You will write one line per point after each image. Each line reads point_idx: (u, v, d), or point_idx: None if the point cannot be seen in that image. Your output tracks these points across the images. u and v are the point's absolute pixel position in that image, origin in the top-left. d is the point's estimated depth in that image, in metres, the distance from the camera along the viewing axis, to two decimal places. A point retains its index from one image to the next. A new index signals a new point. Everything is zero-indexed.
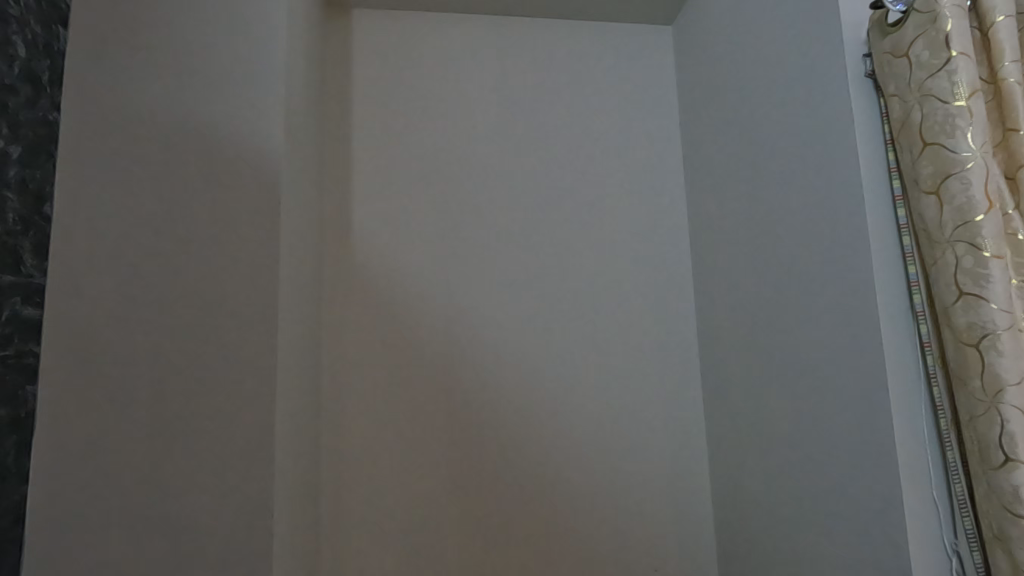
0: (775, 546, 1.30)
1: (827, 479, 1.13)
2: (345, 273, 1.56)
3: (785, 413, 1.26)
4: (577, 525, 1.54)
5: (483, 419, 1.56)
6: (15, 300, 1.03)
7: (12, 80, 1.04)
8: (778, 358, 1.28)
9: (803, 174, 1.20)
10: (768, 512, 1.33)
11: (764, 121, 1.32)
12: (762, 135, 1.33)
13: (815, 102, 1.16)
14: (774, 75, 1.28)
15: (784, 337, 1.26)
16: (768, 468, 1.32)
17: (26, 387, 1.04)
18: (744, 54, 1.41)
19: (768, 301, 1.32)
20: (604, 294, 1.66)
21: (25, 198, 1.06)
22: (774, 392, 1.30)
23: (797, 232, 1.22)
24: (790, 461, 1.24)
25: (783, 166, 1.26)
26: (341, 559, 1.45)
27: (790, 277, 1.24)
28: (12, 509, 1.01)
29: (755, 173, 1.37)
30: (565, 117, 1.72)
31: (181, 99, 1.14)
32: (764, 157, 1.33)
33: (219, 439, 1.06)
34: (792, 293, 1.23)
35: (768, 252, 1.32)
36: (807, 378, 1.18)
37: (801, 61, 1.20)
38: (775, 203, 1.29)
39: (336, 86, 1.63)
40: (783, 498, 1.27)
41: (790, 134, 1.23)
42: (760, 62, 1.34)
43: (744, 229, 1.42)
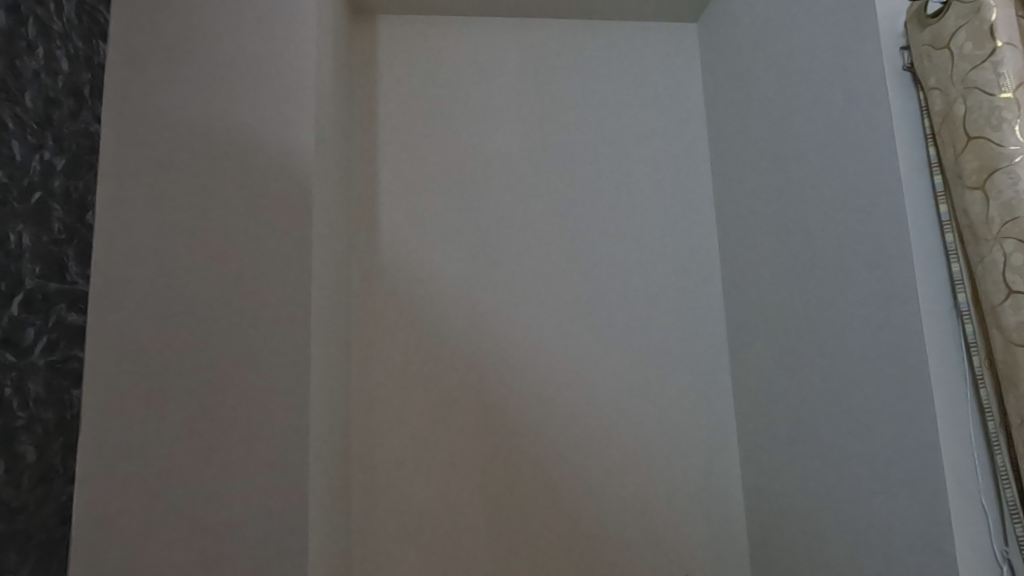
0: (813, 553, 1.27)
1: (867, 484, 1.10)
2: (374, 276, 1.58)
3: (822, 416, 1.23)
4: (608, 527, 1.53)
5: (512, 423, 1.56)
6: (61, 306, 1.06)
7: (56, 94, 1.08)
8: (813, 361, 1.26)
9: (838, 171, 1.17)
10: (805, 517, 1.30)
11: (796, 118, 1.30)
12: (794, 132, 1.31)
13: (848, 98, 1.13)
14: (806, 71, 1.26)
15: (819, 338, 1.24)
16: (805, 473, 1.30)
17: (71, 390, 1.07)
18: (773, 51, 1.38)
19: (802, 302, 1.29)
20: (631, 297, 1.64)
21: (69, 208, 1.09)
22: (810, 395, 1.27)
23: (831, 230, 1.19)
24: (827, 466, 1.21)
25: (816, 163, 1.24)
26: (372, 559, 1.47)
27: (825, 277, 1.21)
28: (59, 510, 1.04)
29: (787, 172, 1.34)
30: (590, 119, 1.71)
31: (216, 109, 1.17)
32: (796, 155, 1.30)
33: (256, 442, 1.08)
34: (828, 293, 1.20)
35: (801, 252, 1.29)
36: (845, 381, 1.16)
37: (835, 56, 1.17)
38: (809, 202, 1.26)
39: (362, 92, 1.65)
40: (820, 504, 1.24)
41: (824, 131, 1.21)
42: (791, 58, 1.31)
43: (776, 229, 1.39)
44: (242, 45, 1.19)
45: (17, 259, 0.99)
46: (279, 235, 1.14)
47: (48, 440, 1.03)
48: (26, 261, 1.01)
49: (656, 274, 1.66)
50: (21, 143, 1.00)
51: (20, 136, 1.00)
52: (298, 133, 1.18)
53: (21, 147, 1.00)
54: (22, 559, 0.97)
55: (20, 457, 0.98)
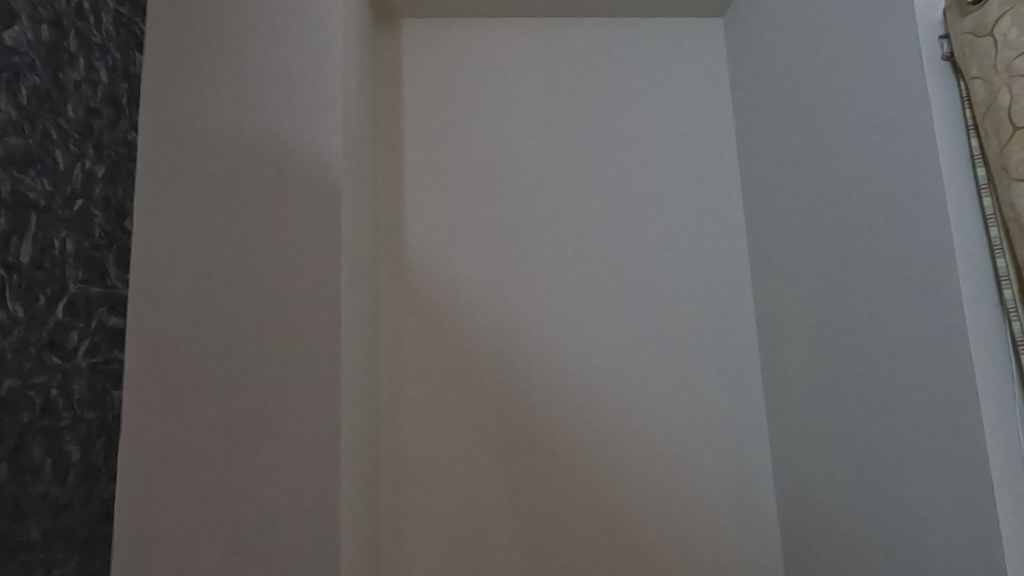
0: (850, 559, 1.24)
1: (907, 488, 1.07)
2: (400, 278, 1.59)
3: (858, 417, 1.20)
4: (636, 529, 1.52)
5: (538, 425, 1.55)
6: (102, 309, 1.10)
7: (96, 104, 1.11)
8: (849, 360, 1.22)
9: (874, 164, 1.14)
10: (841, 522, 1.27)
11: (829, 112, 1.27)
12: (827, 125, 1.28)
13: (884, 90, 1.10)
14: (839, 63, 1.23)
15: (855, 337, 1.21)
16: (840, 476, 1.26)
17: (112, 391, 1.10)
18: (803, 45, 1.35)
19: (837, 300, 1.26)
20: (659, 298, 1.62)
21: (109, 214, 1.12)
22: (845, 395, 1.24)
23: (867, 226, 1.16)
24: (864, 469, 1.18)
25: (851, 157, 1.20)
26: (401, 558, 1.48)
27: (861, 274, 1.18)
28: (102, 507, 1.07)
29: (819, 167, 1.31)
30: (615, 118, 1.70)
31: (247, 115, 1.19)
32: (829, 149, 1.27)
33: (290, 442, 1.10)
34: (864, 290, 1.17)
35: (835, 249, 1.26)
36: (883, 380, 1.12)
37: (869, 47, 1.14)
38: (843, 197, 1.23)
39: (388, 96, 1.67)
40: (857, 508, 1.21)
41: (859, 124, 1.18)
42: (823, 51, 1.28)
43: (807, 226, 1.36)
44: (272, 53, 1.21)
45: (61, 265, 1.02)
46: (309, 239, 1.16)
47: (91, 441, 1.06)
48: (70, 266, 1.04)
49: (683, 274, 1.64)
50: (64, 152, 1.03)
51: (63, 145, 1.03)
52: (327, 138, 1.19)
53: (64, 156, 1.03)
54: (68, 556, 1.00)
55: (65, 456, 1.01)
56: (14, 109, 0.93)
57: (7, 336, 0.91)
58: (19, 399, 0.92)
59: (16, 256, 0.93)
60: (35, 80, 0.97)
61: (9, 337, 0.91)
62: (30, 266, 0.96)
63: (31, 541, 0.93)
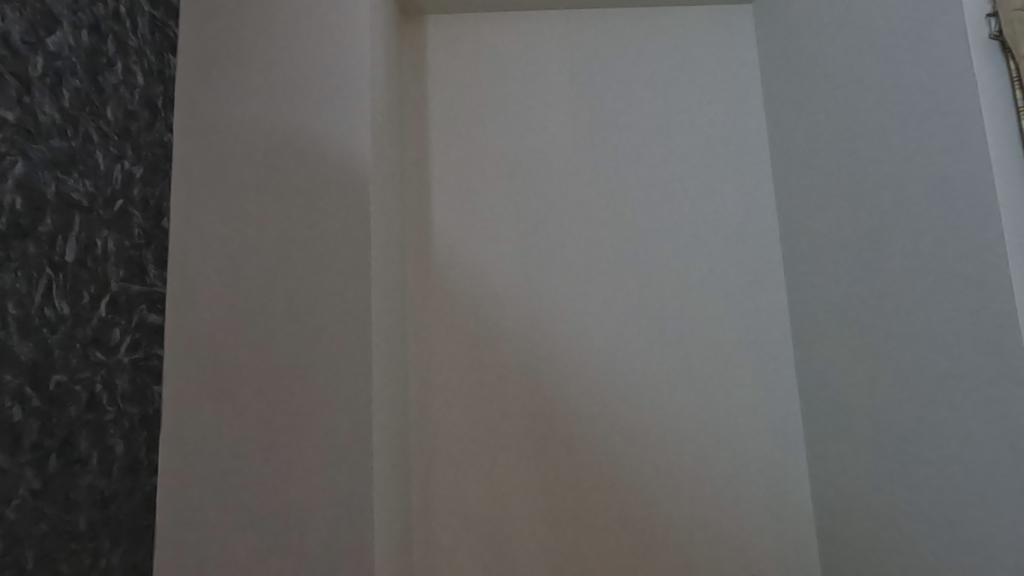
0: (895, 559, 1.21)
1: (959, 485, 1.03)
2: (427, 273, 1.60)
3: (901, 412, 1.16)
4: (668, 524, 1.51)
5: (568, 420, 1.55)
6: (142, 306, 1.12)
7: (134, 106, 1.14)
8: (891, 353, 1.19)
9: (916, 150, 1.09)
10: (883, 520, 1.24)
11: (867, 97, 1.23)
12: (865, 111, 1.24)
13: (926, 73, 1.07)
14: (877, 46, 1.19)
15: (897, 330, 1.17)
16: (882, 473, 1.23)
17: (153, 386, 1.13)
18: (838, 29, 1.31)
19: (876, 291, 1.22)
20: (688, 292, 1.60)
21: (148, 214, 1.15)
22: (887, 389, 1.20)
23: (909, 214, 1.12)
24: (910, 466, 1.15)
25: (891, 142, 1.16)
26: (432, 551, 1.49)
27: (904, 264, 1.14)
28: (145, 499, 1.10)
29: (857, 154, 1.27)
30: (643, 111, 1.68)
31: (278, 113, 1.21)
32: (867, 136, 1.23)
33: (324, 436, 1.12)
34: (907, 281, 1.13)
35: (875, 239, 1.22)
36: (930, 374, 1.08)
37: (910, 27, 1.10)
38: (883, 184, 1.19)
39: (413, 92, 1.67)
40: (901, 505, 1.18)
41: (900, 108, 1.13)
42: (859, 33, 1.24)
43: (843, 216, 1.32)
44: (302, 52, 1.23)
45: (104, 264, 1.04)
46: (341, 235, 1.17)
47: (134, 434, 1.09)
48: (112, 264, 1.07)
49: (713, 267, 1.61)
50: (105, 153, 1.06)
51: (103, 147, 1.05)
52: (356, 134, 1.20)
53: (105, 157, 1.06)
54: (114, 546, 1.03)
55: (111, 449, 1.04)
56: (57, 112, 0.95)
57: (54, 332, 0.93)
58: (67, 393, 0.95)
59: (61, 255, 0.95)
60: (76, 84, 1.00)
61: (56, 333, 0.94)
62: (75, 264, 0.98)
63: (80, 530, 0.96)
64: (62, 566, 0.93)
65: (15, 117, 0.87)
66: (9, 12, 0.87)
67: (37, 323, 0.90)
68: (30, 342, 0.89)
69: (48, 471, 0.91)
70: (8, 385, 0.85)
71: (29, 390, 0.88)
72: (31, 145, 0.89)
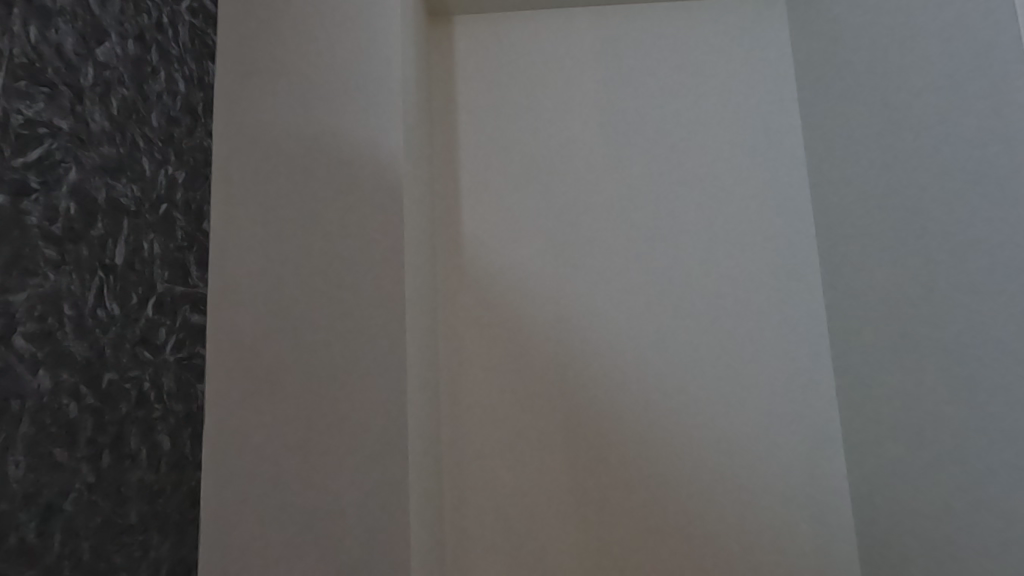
0: (948, 563, 1.18)
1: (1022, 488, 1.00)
2: (457, 272, 1.61)
3: (956, 413, 1.13)
4: (702, 524, 1.49)
5: (600, 419, 1.54)
6: (186, 307, 1.16)
7: (177, 113, 1.17)
8: (944, 352, 1.16)
9: (976, 143, 1.07)
10: (935, 523, 1.21)
11: (917, 88, 1.20)
12: (914, 103, 1.21)
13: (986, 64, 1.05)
14: (929, 37, 1.16)
15: (951, 327, 1.14)
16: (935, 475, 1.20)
17: (196, 384, 1.17)
18: (883, 20, 1.29)
19: (926, 288, 1.19)
20: (720, 290, 1.58)
21: (190, 217, 1.18)
22: (939, 389, 1.17)
23: (965, 210, 1.10)
24: (967, 470, 1.12)
25: (941, 135, 1.14)
26: (463, 548, 1.50)
27: (960, 260, 1.11)
28: (190, 493, 1.13)
29: (904, 147, 1.24)
30: (675, 108, 1.66)
31: (314, 116, 1.24)
32: (916, 129, 1.21)
33: (361, 432, 1.14)
34: (963, 278, 1.11)
35: (926, 234, 1.19)
36: (990, 373, 1.06)
37: (972, 14, 1.07)
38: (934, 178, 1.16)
39: (442, 93, 1.69)
40: (957, 509, 1.15)
41: (954, 100, 1.11)
42: (910, 23, 1.21)
43: (889, 212, 1.30)
44: (336, 57, 1.25)
45: (150, 266, 1.08)
46: (376, 235, 1.19)
47: (180, 430, 1.12)
48: (158, 267, 1.10)
49: (747, 264, 1.59)
50: (151, 159, 1.09)
51: (149, 153, 1.09)
52: (390, 136, 1.22)
53: (151, 163, 1.09)
54: (162, 538, 1.06)
55: (158, 445, 1.07)
56: (106, 120, 0.98)
57: (105, 333, 0.97)
58: (117, 392, 0.98)
59: (112, 258, 0.99)
60: (123, 92, 1.03)
61: (107, 334, 0.97)
62: (124, 267, 1.02)
63: (132, 523, 0.99)
64: (116, 558, 0.96)
65: (69, 126, 0.91)
66: (62, 25, 0.91)
67: (90, 323, 0.94)
68: (84, 342, 0.92)
69: (102, 466, 0.94)
70: (65, 383, 0.88)
71: (83, 388, 0.92)
72: (82, 152, 0.93)
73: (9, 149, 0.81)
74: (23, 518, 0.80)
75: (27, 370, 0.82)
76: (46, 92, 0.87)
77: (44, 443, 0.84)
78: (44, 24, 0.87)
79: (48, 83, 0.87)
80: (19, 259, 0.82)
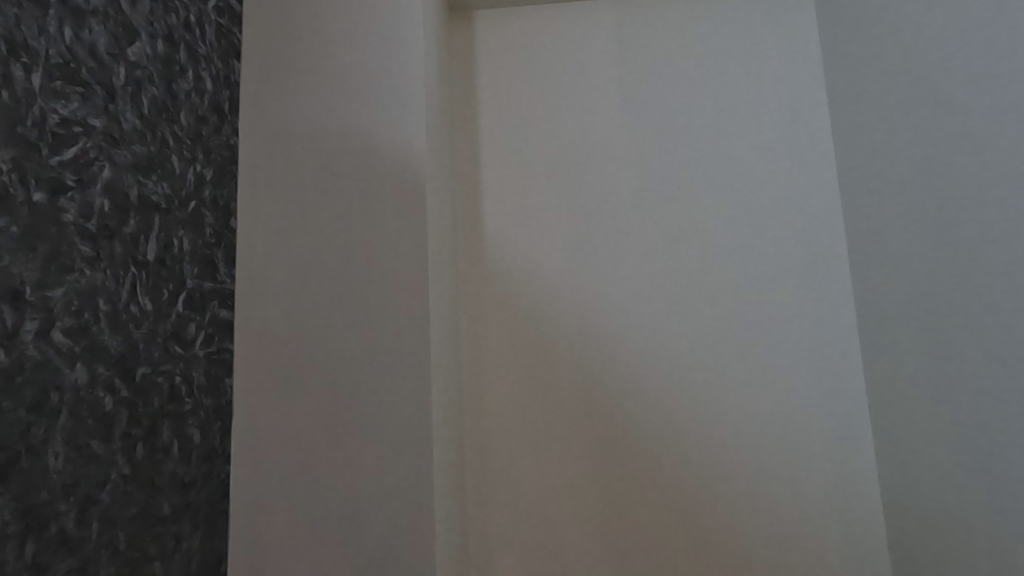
0: (982, 563, 1.15)
1: None
2: (479, 266, 1.60)
3: (985, 409, 1.11)
4: (727, 520, 1.48)
5: (623, 414, 1.53)
6: (215, 303, 1.17)
7: (204, 111, 1.18)
8: (971, 343, 1.14)
9: (1011, 129, 1.03)
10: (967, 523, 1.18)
11: (949, 74, 1.16)
12: (948, 90, 1.17)
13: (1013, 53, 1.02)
14: (962, 22, 1.13)
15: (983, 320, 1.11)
16: (966, 475, 1.17)
17: (225, 379, 1.19)
18: (918, 5, 1.25)
19: (960, 280, 1.16)
20: (745, 283, 1.56)
21: (218, 214, 1.20)
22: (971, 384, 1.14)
23: (993, 200, 1.08)
24: (1000, 468, 1.09)
25: (970, 125, 1.12)
26: (486, 542, 1.50)
27: (991, 251, 1.08)
28: (221, 486, 1.15)
29: (937, 135, 1.20)
30: (699, 99, 1.64)
31: (338, 113, 1.24)
32: (944, 119, 1.19)
33: (383, 426, 1.15)
34: (996, 270, 1.07)
35: (957, 224, 1.16)
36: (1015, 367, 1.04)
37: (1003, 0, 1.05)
38: (966, 168, 1.13)
39: (462, 87, 1.68)
40: (986, 506, 1.13)
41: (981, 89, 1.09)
42: (944, 6, 1.17)
43: (922, 202, 1.26)
44: (360, 53, 1.26)
45: (181, 263, 1.09)
46: (398, 229, 1.20)
47: (210, 424, 1.14)
48: (188, 263, 1.11)
49: (773, 257, 1.56)
50: (180, 157, 1.10)
51: (179, 151, 1.10)
52: (413, 131, 1.22)
53: (180, 161, 1.10)
54: (194, 529, 1.08)
55: (189, 438, 1.09)
56: (138, 118, 1.00)
57: (139, 327, 0.99)
58: (150, 385, 1.00)
59: (143, 254, 1.00)
60: (154, 92, 1.05)
61: (141, 328, 0.99)
62: (155, 263, 1.03)
63: (165, 514, 1.01)
64: (151, 548, 0.98)
65: (103, 125, 0.92)
66: (95, 26, 0.92)
67: (124, 318, 0.96)
68: (119, 336, 0.94)
69: (137, 458, 0.96)
70: (102, 376, 0.90)
71: (119, 381, 0.94)
72: (115, 151, 0.95)
73: (46, 148, 0.82)
74: (63, 507, 0.82)
75: (65, 364, 0.84)
76: (81, 92, 0.89)
77: (82, 434, 0.86)
78: (78, 24, 0.89)
79: (83, 83, 0.89)
80: (57, 256, 0.84)
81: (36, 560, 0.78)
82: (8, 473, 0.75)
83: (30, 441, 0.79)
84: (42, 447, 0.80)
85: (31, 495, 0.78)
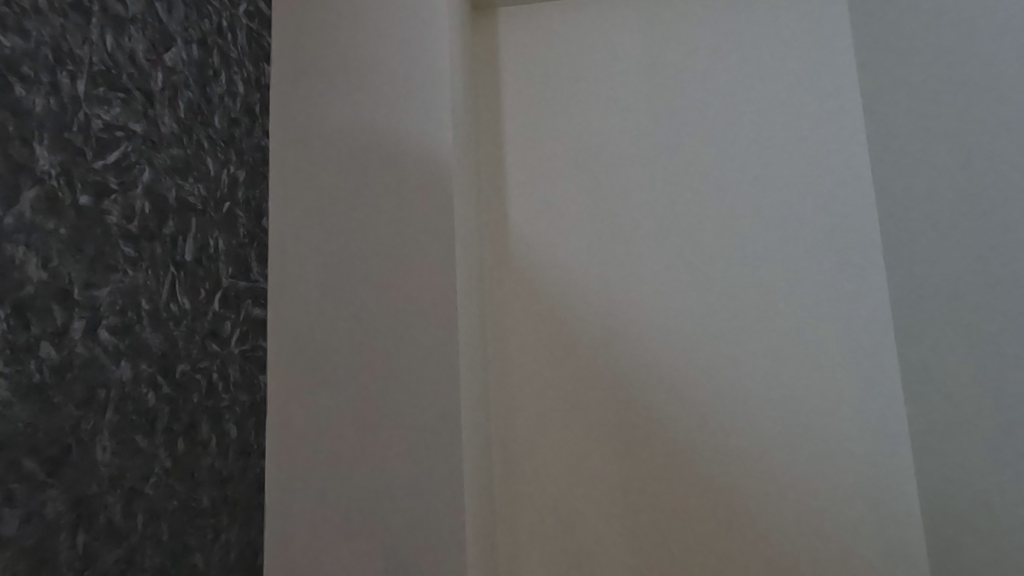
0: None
1: None
2: (504, 263, 1.61)
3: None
4: (758, 517, 1.46)
5: (651, 410, 1.52)
6: (249, 301, 1.20)
7: (237, 114, 1.21)
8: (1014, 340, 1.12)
9: None
10: (1014, 523, 1.15)
11: (990, 66, 1.15)
12: (987, 82, 1.15)
13: None
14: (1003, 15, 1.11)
15: None
16: (1012, 474, 1.14)
17: (259, 376, 1.21)
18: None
19: (1000, 273, 1.15)
20: (775, 278, 1.53)
21: (251, 214, 1.23)
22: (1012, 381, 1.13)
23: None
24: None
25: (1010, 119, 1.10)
26: (514, 537, 1.51)
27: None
28: (256, 480, 1.17)
29: (981, 131, 1.17)
30: (728, 94, 1.61)
31: (366, 114, 1.26)
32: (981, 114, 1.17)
33: (414, 421, 1.16)
34: None
35: (1002, 222, 1.13)
36: None
37: None
38: (1012, 163, 1.10)
39: (486, 85, 1.69)
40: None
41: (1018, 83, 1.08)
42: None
43: (965, 198, 1.23)
44: (388, 54, 1.27)
45: (216, 263, 1.12)
46: (426, 227, 1.21)
47: (246, 420, 1.17)
48: (223, 262, 1.14)
49: (803, 251, 1.54)
50: (215, 159, 1.13)
51: (213, 153, 1.13)
52: (440, 129, 1.23)
53: (215, 163, 1.13)
54: (232, 522, 1.11)
55: (226, 433, 1.11)
56: (175, 122, 1.03)
57: (178, 325, 1.02)
58: (189, 382, 1.03)
59: (181, 254, 1.03)
60: (189, 96, 1.07)
61: (180, 327, 1.02)
62: (193, 262, 1.06)
63: (204, 506, 1.04)
64: (192, 540, 1.01)
65: (142, 129, 0.95)
66: (134, 33, 0.95)
67: (165, 316, 0.98)
68: (160, 334, 0.97)
69: (177, 452, 0.99)
70: (144, 373, 0.93)
71: (159, 378, 0.97)
72: (154, 154, 0.97)
73: (91, 152, 0.85)
74: (110, 499, 0.85)
75: (111, 361, 0.87)
76: (122, 97, 0.92)
77: (127, 429, 0.89)
78: (119, 31, 0.92)
79: (123, 89, 0.92)
80: (102, 256, 0.86)
81: (86, 549, 0.81)
82: (60, 465, 0.78)
83: (79, 435, 0.81)
84: (90, 441, 0.83)
85: (81, 487, 0.81)
